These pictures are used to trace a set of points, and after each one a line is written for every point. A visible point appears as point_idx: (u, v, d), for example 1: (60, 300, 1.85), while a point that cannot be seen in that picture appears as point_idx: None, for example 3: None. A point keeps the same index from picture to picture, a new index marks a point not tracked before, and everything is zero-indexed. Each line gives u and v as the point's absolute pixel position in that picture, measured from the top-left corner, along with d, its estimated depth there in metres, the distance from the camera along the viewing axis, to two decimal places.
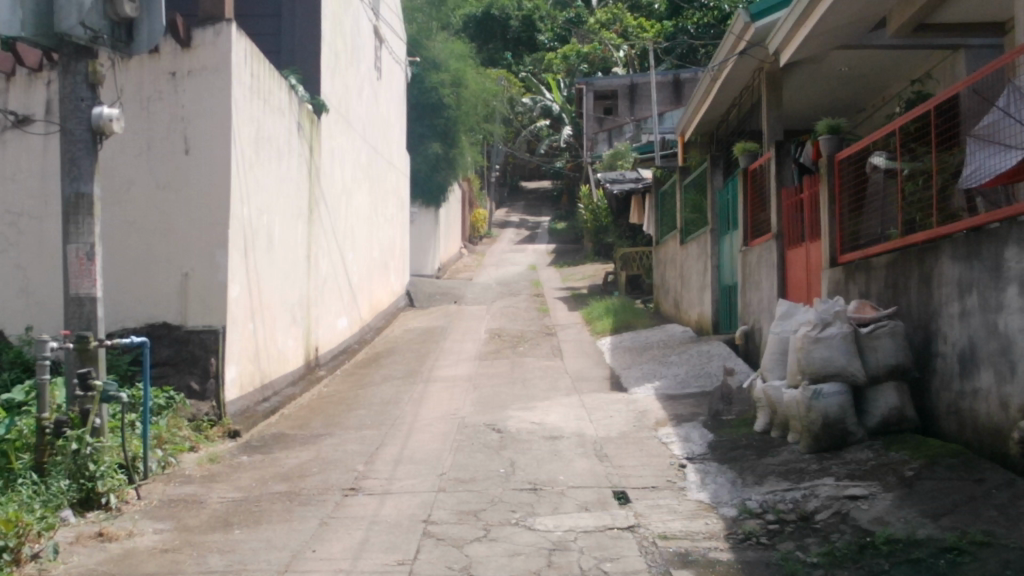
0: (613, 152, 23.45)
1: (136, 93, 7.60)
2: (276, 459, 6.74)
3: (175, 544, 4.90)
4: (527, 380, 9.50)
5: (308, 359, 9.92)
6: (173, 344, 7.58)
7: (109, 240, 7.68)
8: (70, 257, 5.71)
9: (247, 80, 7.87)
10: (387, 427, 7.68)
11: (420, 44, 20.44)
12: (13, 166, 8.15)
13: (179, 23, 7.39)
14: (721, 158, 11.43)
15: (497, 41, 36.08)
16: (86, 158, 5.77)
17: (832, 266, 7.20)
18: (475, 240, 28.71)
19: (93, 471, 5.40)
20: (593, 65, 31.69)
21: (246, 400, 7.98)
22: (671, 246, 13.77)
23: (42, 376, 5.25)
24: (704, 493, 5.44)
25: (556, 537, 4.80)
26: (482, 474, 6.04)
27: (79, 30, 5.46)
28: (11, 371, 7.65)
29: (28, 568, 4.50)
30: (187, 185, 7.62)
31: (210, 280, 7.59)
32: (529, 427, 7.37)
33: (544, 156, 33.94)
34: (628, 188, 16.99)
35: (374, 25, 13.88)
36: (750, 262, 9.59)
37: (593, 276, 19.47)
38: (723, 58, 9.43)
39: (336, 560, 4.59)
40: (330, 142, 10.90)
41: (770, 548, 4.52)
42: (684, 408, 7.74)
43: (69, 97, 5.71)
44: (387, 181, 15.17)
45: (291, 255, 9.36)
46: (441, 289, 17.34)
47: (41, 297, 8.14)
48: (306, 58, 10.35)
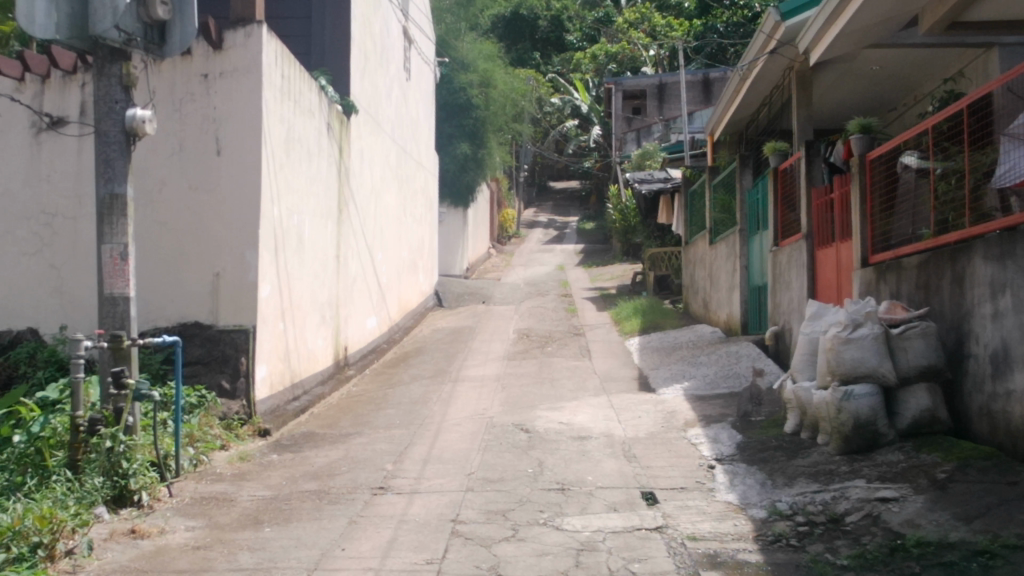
0: (641, 152, 23.36)
1: (168, 94, 7.69)
2: (306, 458, 6.79)
3: (206, 542, 4.94)
4: (556, 380, 9.51)
5: (337, 358, 9.99)
6: (205, 343, 7.63)
7: (142, 240, 7.78)
8: (104, 257, 5.78)
9: (278, 82, 7.93)
10: (415, 427, 7.71)
11: (448, 44, 20.53)
12: (48, 167, 8.26)
13: (212, 25, 7.46)
14: (750, 158, 11.38)
15: (526, 42, 36.20)
16: (120, 159, 5.83)
17: (863, 266, 7.15)
18: (504, 240, 28.80)
19: (126, 468, 5.46)
20: (622, 65, 31.57)
21: (276, 399, 8.04)
22: (700, 246, 13.73)
23: (76, 374, 5.30)
24: (734, 494, 5.41)
25: (584, 537, 4.81)
26: (511, 474, 6.05)
27: (113, 32, 5.54)
28: (46, 369, 7.72)
29: (63, 564, 4.57)
30: (219, 186, 7.69)
31: (240, 280, 7.66)
32: (557, 426, 7.38)
33: (572, 157, 33.93)
34: (657, 188, 16.94)
35: (403, 26, 13.93)
36: (780, 262, 9.52)
37: (622, 277, 19.43)
38: (753, 57, 9.38)
39: (364, 558, 4.61)
40: (359, 143, 10.95)
41: (799, 549, 4.50)
42: (713, 408, 7.71)
43: (104, 99, 5.79)
44: (416, 181, 15.22)
45: (322, 256, 9.42)
46: (469, 289, 17.40)
47: (75, 296, 8.24)
48: (337, 59, 10.39)
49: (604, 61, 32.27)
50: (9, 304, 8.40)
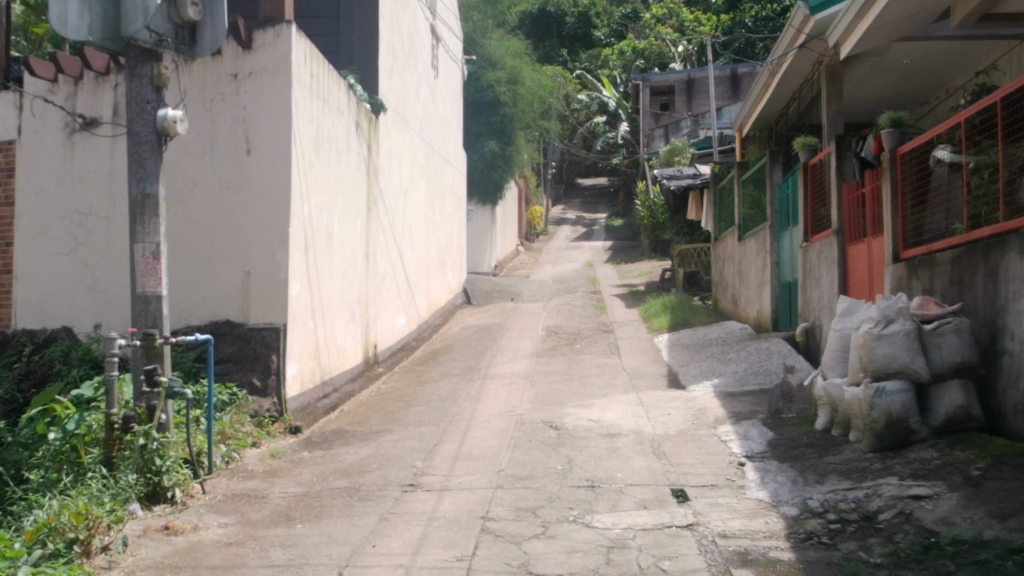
0: (670, 148, 23.24)
1: (199, 95, 7.79)
2: (337, 455, 6.82)
3: (239, 538, 4.98)
4: (585, 377, 9.49)
5: (367, 355, 10.03)
6: (236, 341, 7.68)
7: (174, 239, 7.87)
8: (137, 256, 5.83)
9: (307, 81, 7.97)
10: (445, 424, 7.74)
11: (475, 42, 20.67)
12: (81, 167, 8.36)
13: (241, 26, 7.53)
14: (780, 154, 11.29)
15: (553, 39, 36.21)
16: (152, 159, 5.88)
17: (895, 262, 7.08)
18: (532, 237, 28.83)
19: (159, 465, 5.51)
20: (649, 60, 31.45)
21: (306, 397, 8.09)
22: (729, 243, 13.65)
23: (110, 372, 5.36)
24: (765, 491, 5.38)
25: (614, 534, 4.80)
26: (540, 471, 6.05)
27: (145, 34, 5.60)
28: (80, 367, 7.78)
29: (99, 559, 4.62)
30: (249, 184, 7.75)
31: (271, 278, 7.70)
32: (586, 424, 7.37)
33: (601, 153, 33.85)
34: (686, 184, 16.88)
35: (431, 23, 13.96)
36: (811, 258, 9.44)
37: (650, 273, 19.37)
38: (782, 52, 9.30)
39: (394, 555, 4.63)
40: (388, 141, 10.99)
41: (832, 547, 4.47)
42: (744, 405, 7.67)
43: (136, 100, 5.84)
44: (444, 179, 15.26)
45: (351, 254, 9.46)
46: (497, 286, 17.42)
47: (108, 295, 8.31)
48: (365, 58, 10.43)
49: (631, 57, 32.17)
50: (45, 302, 8.53)
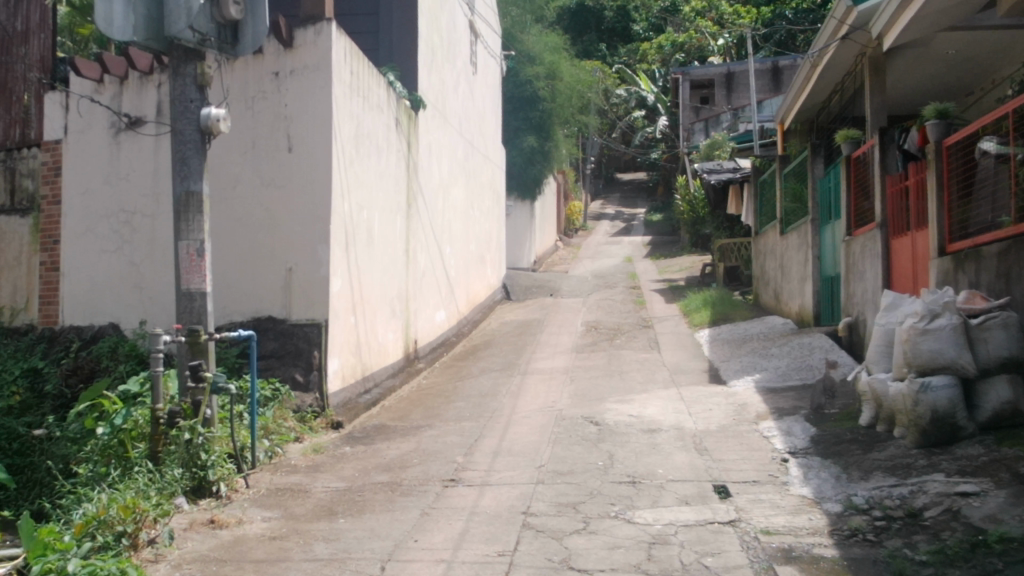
0: (709, 142, 23.01)
1: (241, 93, 7.91)
2: (378, 450, 6.86)
3: (282, 532, 5.03)
4: (625, 373, 9.47)
5: (407, 351, 10.07)
6: (279, 337, 7.74)
7: (217, 236, 7.98)
8: (181, 253, 5.90)
9: (347, 78, 8.01)
10: (485, 419, 7.75)
11: (515, 38, 20.91)
12: (127, 166, 8.47)
13: (282, 24, 7.60)
14: (822, 146, 11.18)
15: (592, 33, 36.14)
16: (195, 157, 5.95)
17: (941, 256, 6.98)
18: (571, 232, 28.79)
19: (204, 460, 5.59)
20: (689, 54, 31.25)
21: (348, 392, 8.14)
22: (770, 237, 13.52)
23: (155, 368, 5.43)
24: (808, 488, 5.33)
25: (656, 530, 4.78)
26: (581, 467, 6.05)
27: (187, 33, 5.66)
28: (127, 363, 7.88)
29: (146, 553, 4.70)
30: (289, 181, 7.81)
31: (312, 274, 7.75)
32: (627, 419, 7.34)
33: (640, 147, 33.69)
34: (726, 178, 16.75)
35: (470, 20, 13.97)
36: (854, 252, 9.33)
37: (690, 268, 19.27)
38: (824, 43, 9.18)
39: (437, 550, 4.64)
40: (427, 138, 11.03)
41: (877, 544, 4.42)
42: (786, 401, 7.60)
43: (179, 99, 5.90)
44: (484, 175, 15.29)
45: (391, 251, 9.50)
46: (537, 282, 17.42)
47: (153, 292, 8.40)
48: (404, 55, 10.47)
49: (670, 50, 31.99)
50: (92, 299, 8.66)
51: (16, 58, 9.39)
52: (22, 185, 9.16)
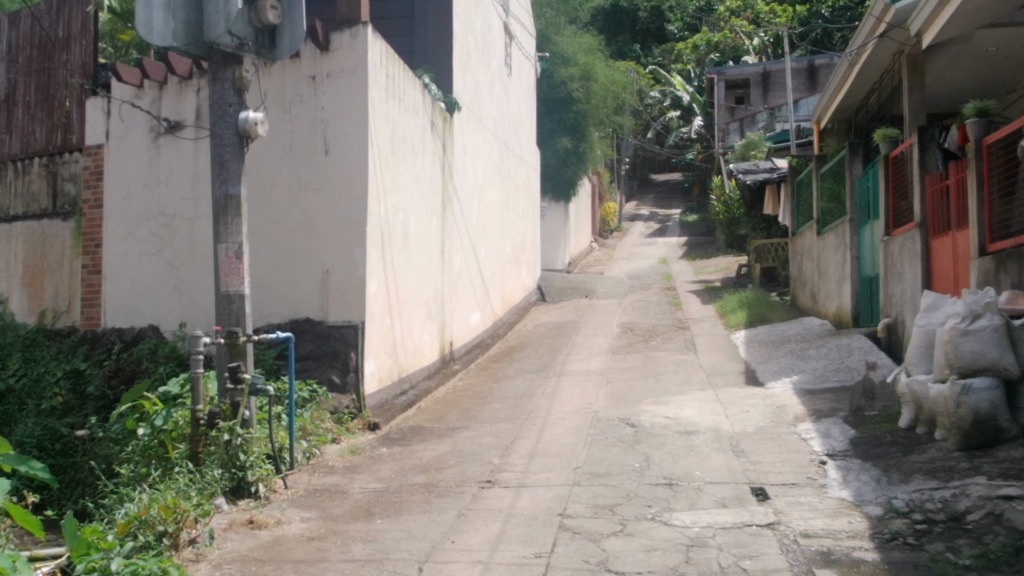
0: (745, 142, 22.84)
1: (279, 97, 8.00)
2: (415, 452, 6.89)
3: (321, 533, 5.06)
4: (661, 374, 9.42)
5: (443, 352, 10.10)
6: (315, 339, 7.78)
7: (256, 239, 8.07)
8: (220, 256, 5.97)
9: (383, 81, 8.05)
10: (521, 421, 7.75)
11: (550, 40, 20.96)
12: (166, 170, 8.57)
13: (319, 28, 7.67)
14: (860, 146, 11.07)
15: (626, 34, 36.10)
16: (234, 161, 6.00)
17: (981, 256, 6.88)
18: (606, 233, 28.74)
19: (243, 461, 5.65)
20: (723, 54, 31.09)
21: (385, 393, 8.18)
22: (808, 237, 13.40)
23: (196, 369, 5.49)
24: (848, 491, 5.27)
25: (693, 533, 4.75)
26: (617, 468, 6.03)
27: (226, 38, 5.73)
28: (167, 364, 7.97)
29: (187, 552, 4.76)
30: (326, 184, 7.86)
31: (349, 277, 7.79)
32: (663, 421, 7.31)
33: (674, 148, 33.54)
34: (763, 178, 16.63)
35: (504, 21, 14.00)
36: (892, 252, 9.23)
37: (726, 269, 19.16)
38: (861, 42, 9.09)
39: (473, 551, 4.66)
40: (462, 139, 11.05)
41: (918, 548, 4.37)
42: (824, 403, 7.53)
43: (218, 103, 5.96)
44: (518, 176, 15.30)
45: (427, 253, 9.53)
46: (572, 283, 17.38)
47: (192, 295, 8.49)
48: (439, 58, 10.50)
49: (705, 50, 31.84)
50: (133, 302, 8.77)
51: (59, 65, 9.55)
52: (65, 190, 9.33)
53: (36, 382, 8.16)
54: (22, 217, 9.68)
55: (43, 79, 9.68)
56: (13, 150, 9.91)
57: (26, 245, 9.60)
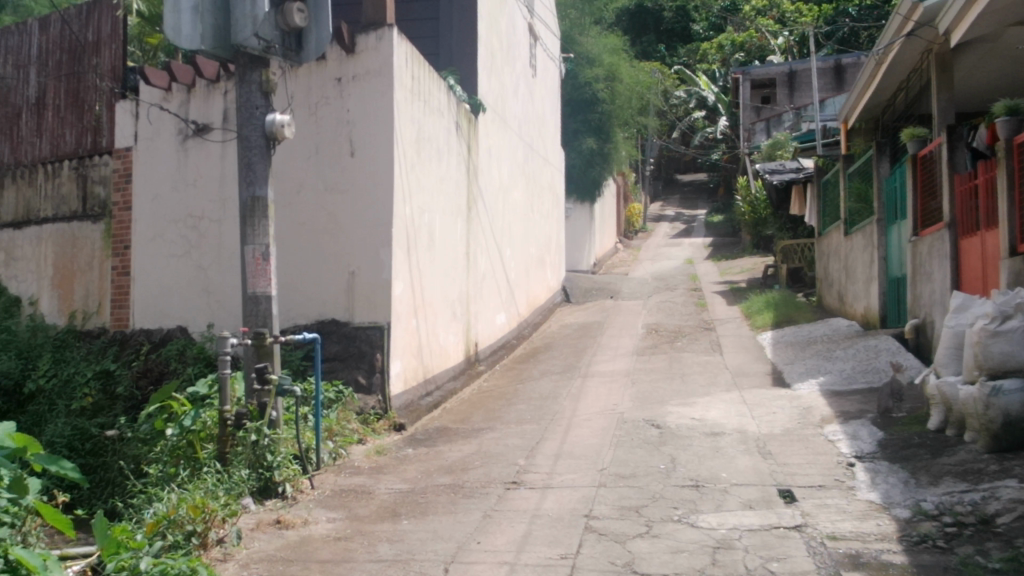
0: (771, 142, 22.73)
1: (305, 99, 8.04)
2: (440, 452, 6.90)
3: (347, 533, 5.08)
4: (687, 375, 9.40)
5: (468, 353, 10.11)
6: (341, 340, 7.81)
7: (282, 241, 8.11)
8: (247, 257, 6.01)
9: (408, 82, 8.07)
10: (546, 422, 7.74)
11: (573, 41, 20.97)
12: (194, 173, 8.63)
13: (344, 30, 7.70)
14: (887, 145, 10.98)
15: (651, 34, 36.03)
16: (261, 163, 6.03)
17: (1012, 256, 6.80)
18: (631, 234, 28.69)
19: (269, 461, 5.69)
20: (749, 54, 30.96)
21: (410, 394, 8.21)
22: (835, 238, 13.31)
23: (223, 370, 5.53)
24: (876, 493, 5.23)
25: (720, 535, 4.73)
26: (643, 470, 6.01)
27: (254, 41, 5.75)
28: (195, 365, 8.02)
29: (215, 552, 4.78)
30: (352, 186, 7.89)
31: (375, 278, 7.81)
32: (689, 422, 7.29)
33: (700, 148, 33.43)
34: (789, 178, 16.52)
35: (529, 23, 14.01)
36: (921, 253, 9.14)
37: (752, 269, 19.08)
38: (889, 40, 9.03)
39: (499, 552, 4.66)
40: (487, 140, 11.07)
41: (947, 551, 4.33)
42: (851, 404, 7.47)
43: (245, 106, 6.00)
44: (543, 177, 15.31)
45: (452, 254, 9.55)
46: (597, 284, 17.36)
47: (220, 296, 8.54)
48: (464, 59, 10.52)
49: (730, 50, 31.68)
50: (161, 303, 8.84)
51: (89, 69, 9.65)
52: (94, 192, 9.42)
53: (67, 382, 8.26)
54: (52, 219, 9.79)
55: (73, 82, 9.78)
56: (43, 153, 10.02)
57: (56, 247, 9.70)
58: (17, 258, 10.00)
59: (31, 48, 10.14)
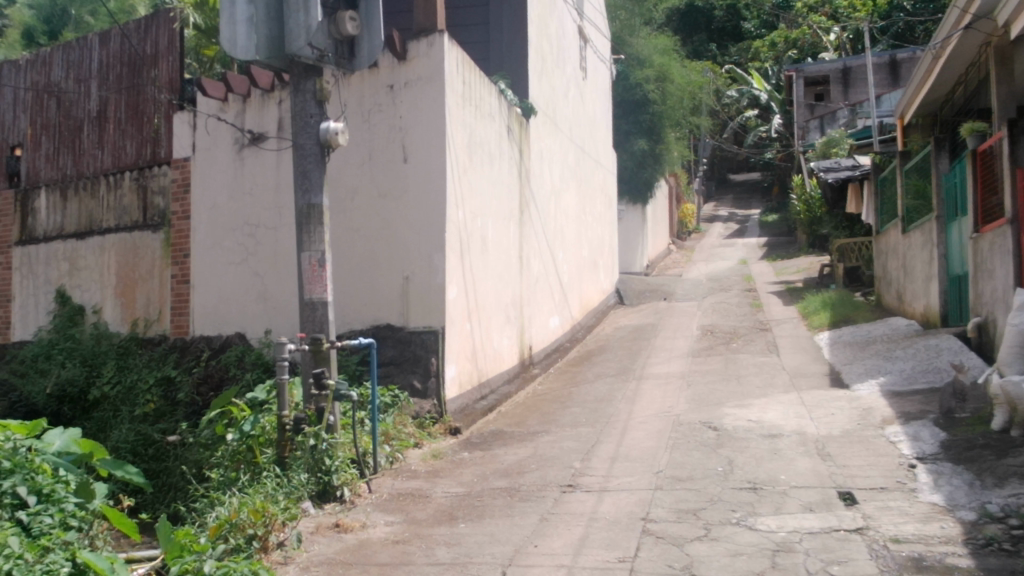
0: (826, 140, 22.48)
1: (358, 106, 8.14)
2: (497, 456, 6.92)
3: (405, 536, 5.12)
4: (744, 376, 9.32)
5: (523, 357, 10.13)
6: (397, 344, 7.87)
7: (338, 247, 8.21)
8: (304, 264, 6.08)
9: (459, 88, 8.11)
10: (602, 425, 7.71)
11: (624, 42, 20.90)
12: (251, 181, 8.75)
13: (396, 38, 7.78)
14: (946, 141, 10.79)
15: (702, 33, 35.85)
16: (316, 170, 6.10)
17: None
18: (684, 235, 28.55)
19: (329, 465, 5.73)
20: (802, 50, 30.58)
21: (465, 398, 8.24)
22: (893, 235, 13.08)
23: (280, 376, 5.60)
24: (939, 495, 5.14)
25: (780, 537, 4.68)
26: (700, 472, 5.97)
27: (307, 50, 5.82)
28: (253, 371, 8.11)
29: (275, 555, 4.84)
30: (406, 192, 7.94)
31: (429, 282, 7.85)
32: (746, 424, 7.21)
33: (754, 147, 33.13)
34: (845, 176, 16.28)
35: (579, 25, 14.01)
36: (982, 250, 8.95)
37: (808, 269, 18.85)
38: (946, 34, 8.86)
39: (557, 555, 4.66)
40: (539, 143, 11.08)
41: (1015, 555, 4.24)
42: (914, 405, 7.33)
43: (300, 114, 6.08)
44: (596, 179, 15.30)
45: (505, 258, 9.58)
46: (651, 286, 17.28)
47: (276, 302, 8.62)
48: (515, 64, 10.55)
49: (783, 47, 31.34)
50: (219, 310, 8.98)
51: (148, 81, 9.84)
52: (154, 203, 9.62)
53: (130, 389, 8.57)
54: (115, 229, 9.99)
55: (132, 94, 9.98)
56: (105, 165, 10.23)
57: (118, 256, 9.90)
58: (81, 268, 10.22)
59: (92, 63, 10.36)
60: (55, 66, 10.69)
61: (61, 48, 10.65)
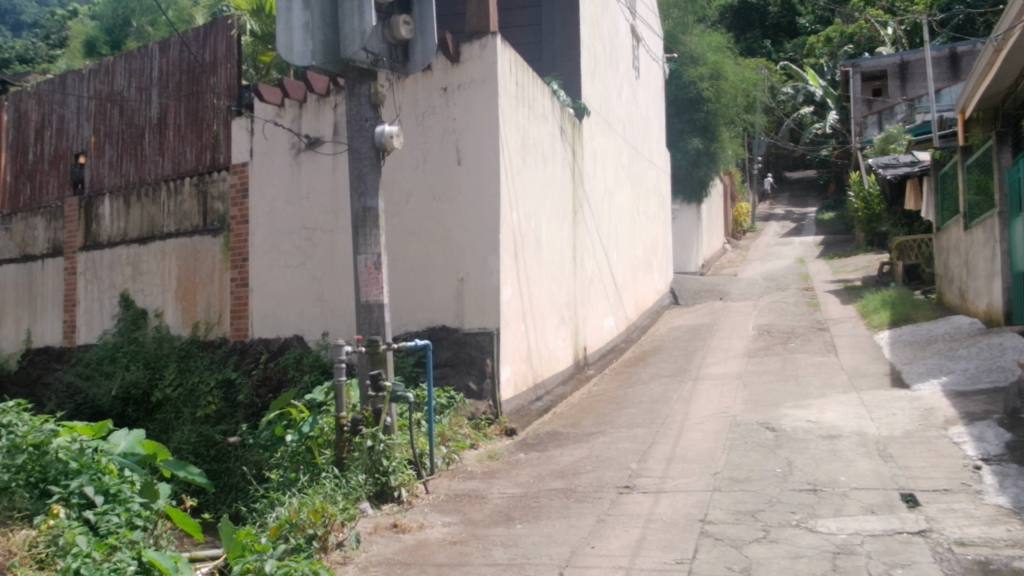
0: (884, 135, 22.16)
1: (413, 109, 8.21)
2: (553, 457, 6.92)
3: (463, 536, 5.14)
4: (802, 376, 9.19)
5: (577, 357, 10.11)
6: (452, 346, 7.91)
7: (393, 250, 8.28)
8: (360, 266, 6.13)
9: (512, 88, 8.13)
10: (658, 426, 7.68)
11: (678, 40, 20.85)
12: (307, 184, 8.84)
13: (449, 40, 7.82)
14: (1009, 135, 10.54)
15: (756, 30, 35.49)
16: (371, 173, 6.14)
17: None
18: (739, 234, 28.25)
19: (387, 465, 5.77)
20: (859, 45, 30.12)
21: (521, 399, 8.25)
22: (954, 232, 12.83)
23: (338, 377, 5.65)
24: (1005, 497, 5.04)
25: (840, 540, 4.62)
26: (758, 474, 5.90)
27: (362, 55, 5.88)
28: (312, 373, 8.20)
29: (335, 555, 4.87)
30: (460, 194, 7.97)
31: (483, 283, 7.87)
32: (806, 425, 7.11)
33: (810, 144, 32.71)
34: (904, 171, 15.97)
35: (632, 24, 13.95)
36: None
37: (867, 267, 18.56)
38: (1008, 26, 8.66)
39: (614, 556, 4.65)
40: (592, 144, 11.07)
41: None
42: (977, 405, 7.18)
43: (355, 118, 6.13)
44: (649, 179, 15.22)
45: (560, 259, 9.58)
46: (706, 286, 17.13)
47: (332, 304, 8.68)
48: (567, 64, 10.54)
49: (839, 42, 30.92)
50: (276, 313, 9.09)
51: (207, 88, 10.01)
52: (214, 208, 9.79)
53: (191, 391, 8.80)
54: (175, 234, 10.17)
55: (192, 102, 10.16)
56: (166, 171, 10.41)
57: (179, 260, 10.08)
58: (143, 272, 10.41)
59: (153, 72, 10.55)
60: (118, 75, 10.92)
61: (123, 58, 10.86)
